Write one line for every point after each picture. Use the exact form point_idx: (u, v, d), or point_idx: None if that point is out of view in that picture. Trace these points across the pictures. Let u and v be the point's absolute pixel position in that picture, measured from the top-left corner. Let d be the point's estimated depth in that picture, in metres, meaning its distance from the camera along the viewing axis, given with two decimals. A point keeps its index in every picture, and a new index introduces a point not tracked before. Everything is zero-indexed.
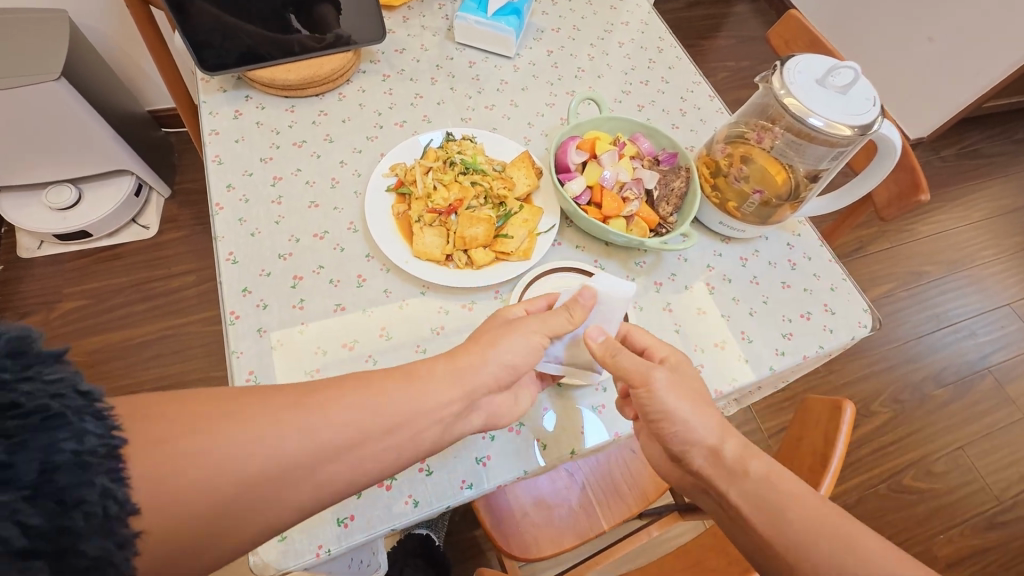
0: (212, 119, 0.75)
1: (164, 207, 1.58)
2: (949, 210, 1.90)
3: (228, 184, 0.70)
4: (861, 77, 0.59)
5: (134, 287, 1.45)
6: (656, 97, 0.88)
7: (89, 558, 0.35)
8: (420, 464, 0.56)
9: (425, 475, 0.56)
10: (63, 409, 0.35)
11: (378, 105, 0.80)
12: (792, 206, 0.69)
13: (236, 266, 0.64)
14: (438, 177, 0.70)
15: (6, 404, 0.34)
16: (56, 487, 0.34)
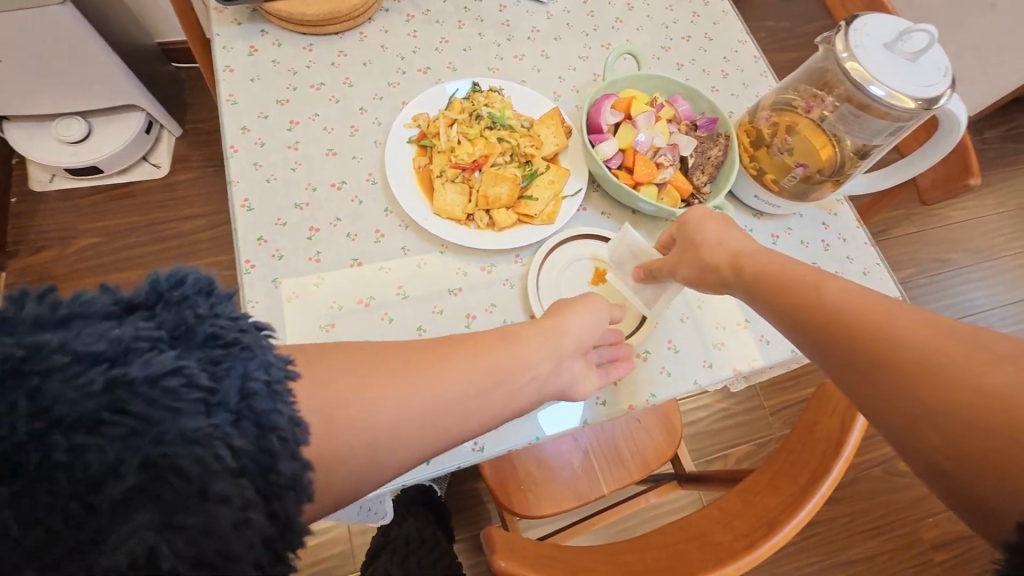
0: (225, 54, 0.70)
1: (174, 147, 1.54)
2: (984, 196, 1.82)
3: (243, 126, 0.66)
4: (935, 44, 0.54)
5: (146, 228, 1.44)
6: (697, 55, 0.82)
7: (287, 477, 0.34)
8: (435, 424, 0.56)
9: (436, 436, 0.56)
10: (237, 336, 0.35)
11: (401, 49, 0.75)
12: (835, 183, 0.65)
13: (251, 213, 0.62)
14: (462, 131, 0.67)
15: (204, 335, 0.34)
16: (253, 414, 0.34)
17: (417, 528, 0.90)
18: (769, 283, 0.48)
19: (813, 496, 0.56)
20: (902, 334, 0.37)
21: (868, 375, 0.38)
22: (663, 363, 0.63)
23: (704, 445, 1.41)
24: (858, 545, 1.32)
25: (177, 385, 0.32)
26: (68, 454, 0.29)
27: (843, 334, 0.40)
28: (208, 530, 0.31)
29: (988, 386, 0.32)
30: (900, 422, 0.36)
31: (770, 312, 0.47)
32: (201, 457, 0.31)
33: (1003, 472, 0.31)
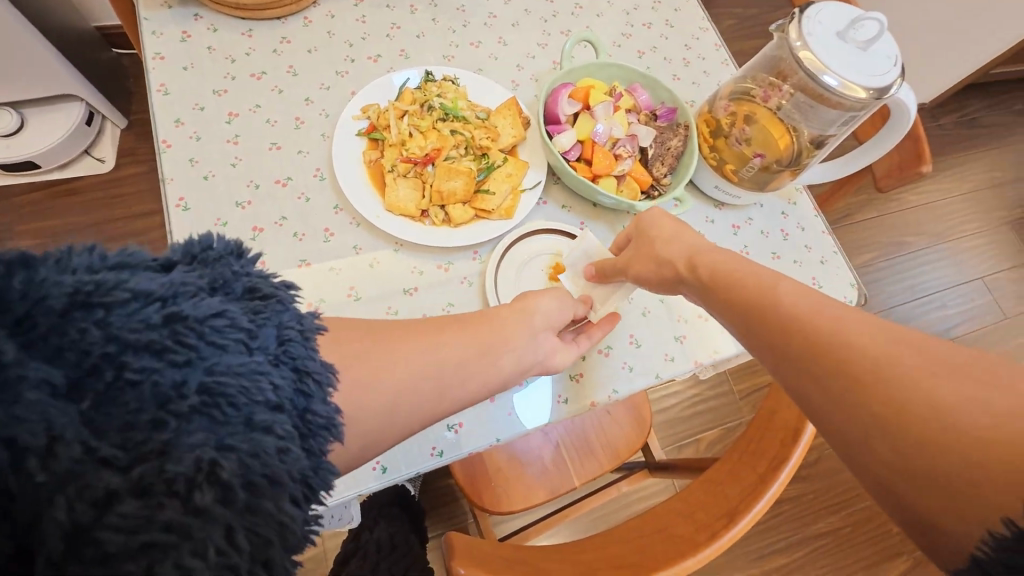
0: (155, 40, 0.65)
1: (120, 140, 1.45)
2: (938, 180, 1.88)
3: (177, 119, 0.62)
4: (886, 33, 0.54)
5: (92, 227, 1.35)
6: (658, 42, 0.80)
7: (323, 417, 0.34)
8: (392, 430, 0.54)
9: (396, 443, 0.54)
10: (274, 290, 0.36)
11: (349, 35, 0.71)
12: (793, 173, 0.65)
13: (187, 213, 0.58)
14: (414, 123, 0.64)
15: (242, 288, 0.35)
16: (293, 357, 0.34)
17: (388, 533, 0.87)
18: (727, 283, 0.47)
19: (771, 485, 0.56)
20: (857, 342, 0.37)
21: (821, 384, 0.38)
22: (625, 358, 0.62)
23: (676, 431, 1.43)
24: (822, 521, 1.37)
25: (228, 320, 0.32)
26: (138, 373, 0.28)
27: (800, 341, 0.40)
28: (262, 453, 0.30)
29: (936, 400, 0.33)
30: (851, 433, 0.36)
31: (726, 313, 0.47)
32: (252, 386, 0.31)
33: (946, 487, 0.31)
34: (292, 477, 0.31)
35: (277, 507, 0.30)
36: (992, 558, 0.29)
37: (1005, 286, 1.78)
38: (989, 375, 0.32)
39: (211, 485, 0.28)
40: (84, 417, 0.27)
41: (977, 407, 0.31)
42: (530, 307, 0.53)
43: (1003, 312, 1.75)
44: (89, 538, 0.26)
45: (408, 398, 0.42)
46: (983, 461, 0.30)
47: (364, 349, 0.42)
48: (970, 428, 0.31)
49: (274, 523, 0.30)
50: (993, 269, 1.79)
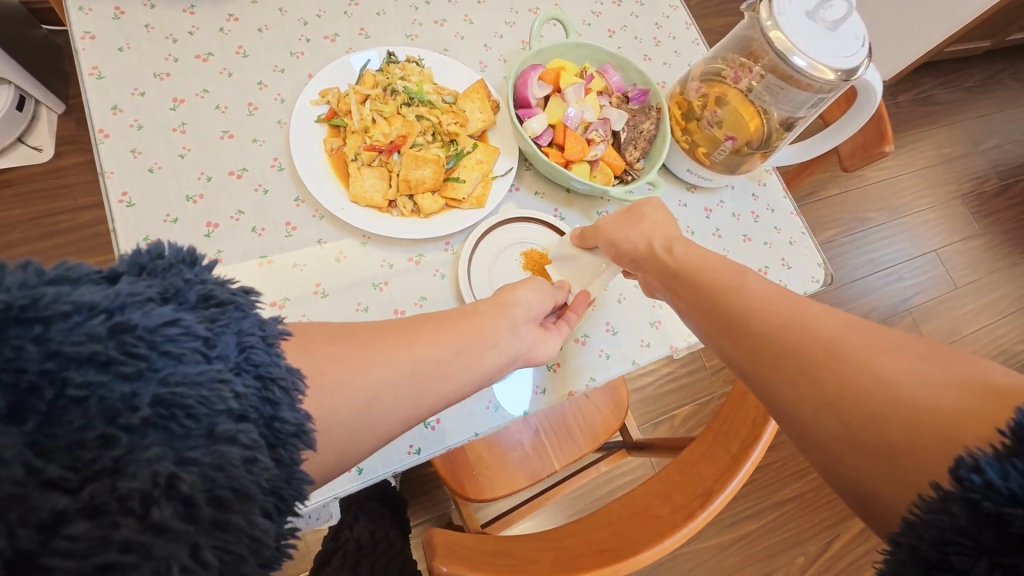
0: (81, 17, 0.59)
1: (58, 126, 1.34)
2: (897, 156, 1.95)
3: (113, 105, 0.57)
4: (853, 13, 0.54)
5: (33, 221, 1.26)
6: (628, 21, 0.78)
7: (292, 424, 0.33)
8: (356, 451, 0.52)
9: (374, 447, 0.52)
10: (231, 296, 0.34)
11: (303, 12, 0.66)
12: (762, 155, 0.65)
13: (131, 209, 0.54)
14: (376, 108, 0.61)
15: (196, 296, 0.33)
16: (256, 364, 0.32)
17: (368, 529, 0.88)
18: (692, 279, 0.49)
19: (743, 465, 0.58)
20: (812, 328, 0.39)
21: (779, 367, 0.40)
22: (601, 345, 0.62)
23: (652, 409, 1.47)
24: (789, 486, 1.44)
25: (183, 328, 0.30)
26: (82, 389, 0.26)
27: (760, 327, 0.42)
28: (227, 465, 0.28)
29: (882, 374, 0.35)
30: (804, 413, 0.37)
31: (693, 308, 0.48)
32: (212, 396, 0.29)
33: (891, 456, 0.33)
34: (261, 489, 0.30)
35: (247, 521, 0.29)
36: (923, 519, 0.28)
37: (956, 257, 1.87)
38: (930, 353, 0.35)
39: (172, 501, 0.26)
40: (27, 439, 0.25)
41: (918, 380, 0.34)
42: (512, 301, 0.52)
43: (953, 282, 1.84)
44: (36, 566, 0.24)
45: (382, 401, 0.40)
46: (922, 428, 0.32)
47: (330, 351, 0.40)
48: (914, 398, 0.33)
49: (245, 538, 0.29)
50: (945, 242, 1.88)
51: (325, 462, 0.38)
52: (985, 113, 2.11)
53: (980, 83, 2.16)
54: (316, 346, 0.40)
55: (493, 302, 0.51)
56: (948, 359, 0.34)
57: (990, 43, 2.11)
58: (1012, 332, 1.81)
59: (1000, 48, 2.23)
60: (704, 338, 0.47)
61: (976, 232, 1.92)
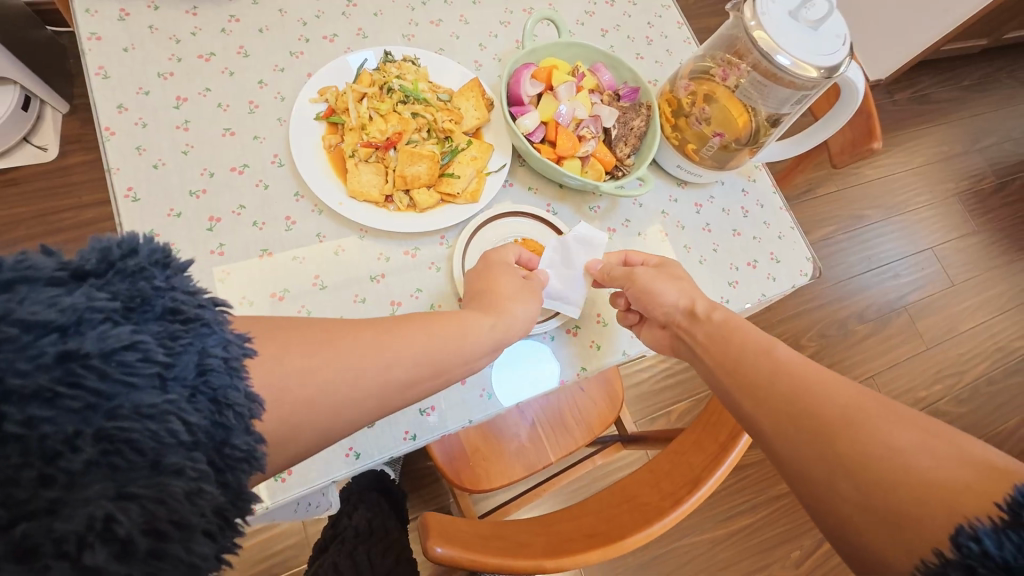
0: (88, 19, 0.61)
1: (62, 127, 1.36)
2: (894, 154, 1.96)
3: (119, 104, 0.59)
4: (835, 12, 0.55)
5: (40, 219, 1.28)
6: (620, 21, 0.80)
7: (242, 449, 0.34)
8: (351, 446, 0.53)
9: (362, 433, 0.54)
10: (197, 312, 0.34)
11: (302, 13, 0.68)
12: (751, 151, 0.67)
13: (137, 204, 0.55)
14: (373, 105, 0.62)
15: (161, 309, 0.33)
16: (213, 387, 0.33)
17: (366, 518, 0.89)
18: (715, 338, 0.52)
19: (731, 452, 0.59)
20: (826, 394, 0.42)
21: (798, 429, 0.42)
22: (592, 336, 0.64)
23: (650, 404, 1.48)
24: None
25: (141, 353, 0.30)
26: (22, 425, 0.27)
27: (783, 389, 0.44)
28: (168, 498, 0.30)
29: (899, 449, 0.36)
30: (817, 477, 0.39)
31: (714, 365, 0.51)
32: (161, 429, 0.30)
33: (902, 526, 0.34)
34: (203, 517, 0.31)
35: (185, 549, 0.30)
36: None
37: (953, 254, 1.89)
38: (941, 432, 0.37)
39: (107, 543, 0.28)
40: None
41: (929, 455, 0.35)
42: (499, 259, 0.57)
43: (950, 279, 1.85)
44: None
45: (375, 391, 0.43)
46: (931, 501, 0.33)
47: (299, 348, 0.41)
48: (924, 471, 0.35)
49: (183, 564, 0.30)
50: (942, 240, 1.90)
51: (314, 452, 0.40)
52: (982, 111, 2.12)
53: (977, 81, 2.18)
54: (304, 340, 0.41)
55: (487, 262, 0.57)
56: (959, 438, 0.36)
57: (986, 42, 2.12)
58: (1009, 328, 1.82)
59: (996, 46, 2.24)
60: (721, 398, 0.50)
61: (973, 230, 1.94)
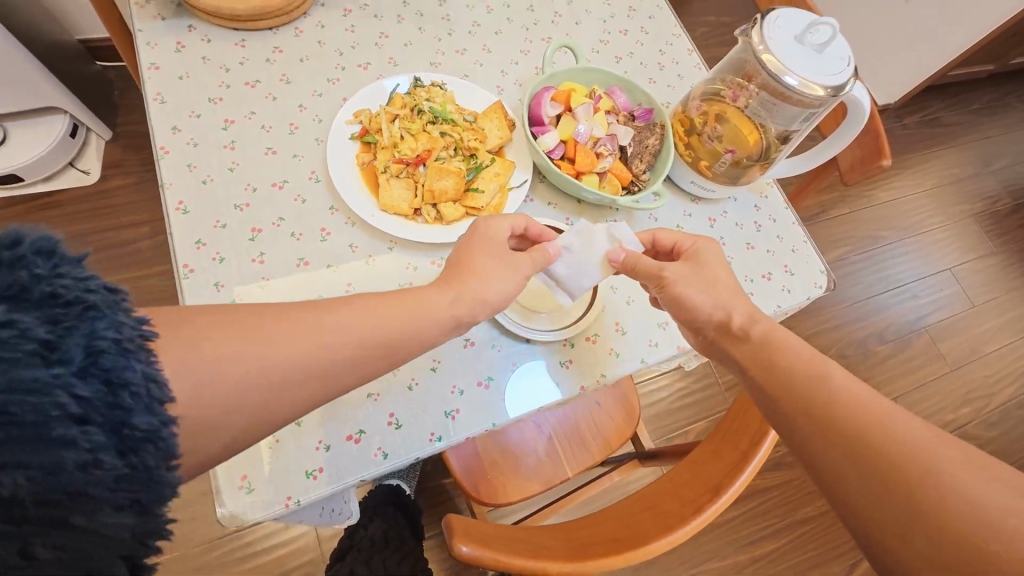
0: (149, 51, 0.67)
1: (104, 152, 1.45)
2: (906, 176, 1.97)
3: (174, 126, 0.64)
4: (839, 35, 0.59)
5: (80, 237, 1.36)
6: (634, 48, 0.85)
7: (143, 431, 0.36)
8: (378, 448, 0.55)
9: (336, 405, 0.55)
10: (86, 296, 0.36)
11: (339, 44, 0.74)
12: (762, 167, 0.70)
13: (187, 216, 0.60)
14: (405, 126, 0.67)
15: (40, 293, 0.34)
16: (102, 369, 0.35)
17: (381, 529, 0.89)
18: (766, 359, 0.50)
19: (752, 459, 0.59)
20: (884, 424, 0.42)
21: (864, 471, 0.41)
22: (611, 344, 0.65)
23: (665, 424, 1.47)
24: (809, 505, 1.41)
25: (19, 332, 0.33)
26: None
27: (846, 427, 0.43)
28: (60, 470, 0.33)
29: (978, 505, 0.37)
30: (862, 502, 0.41)
31: (767, 388, 0.49)
32: (45, 404, 0.33)
33: None
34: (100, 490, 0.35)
35: (88, 519, 0.35)
36: None
37: (972, 275, 1.87)
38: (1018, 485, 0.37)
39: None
40: None
41: (990, 498, 0.37)
42: (493, 234, 0.56)
43: (971, 300, 1.83)
44: None
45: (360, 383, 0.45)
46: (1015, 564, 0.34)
47: (346, 355, 0.46)
48: (1004, 530, 0.35)
49: (88, 537, 0.35)
50: (961, 260, 1.88)
51: None
52: (992, 134, 2.14)
53: (986, 105, 2.20)
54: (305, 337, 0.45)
55: (473, 238, 0.55)
56: None
57: (993, 67, 2.16)
58: None
59: (1004, 72, 2.28)
60: (757, 405, 0.50)
61: (993, 251, 1.92)
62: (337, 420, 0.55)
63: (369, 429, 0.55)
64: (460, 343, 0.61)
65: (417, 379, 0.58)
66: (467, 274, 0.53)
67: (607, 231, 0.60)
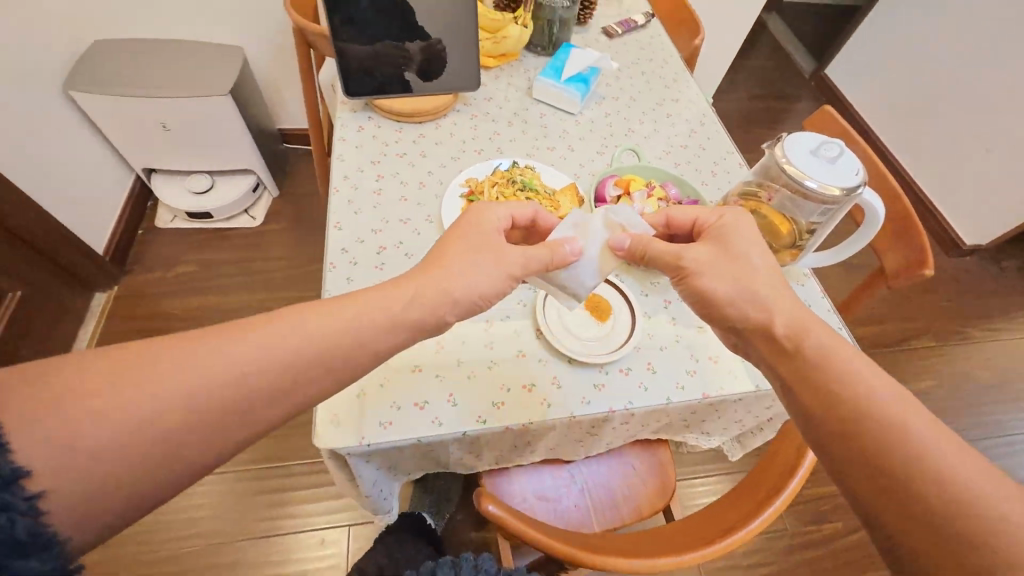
0: (342, 129, 0.99)
1: (270, 204, 1.92)
2: (1006, 320, 1.87)
3: (345, 175, 0.92)
4: (847, 151, 0.73)
5: (235, 263, 1.77)
6: (691, 158, 1.05)
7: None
8: (434, 418, 0.68)
9: (412, 372, 0.71)
10: None
11: (465, 136, 1.02)
12: (793, 252, 0.83)
13: (339, 232, 0.85)
14: (501, 191, 0.90)
15: None
16: None
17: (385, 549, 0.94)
18: (833, 380, 0.51)
19: (765, 509, 0.62)
20: (902, 428, 0.46)
21: (916, 508, 0.43)
22: (641, 379, 0.75)
23: None
24: None
25: None
26: None
27: (905, 463, 0.44)
28: None
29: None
30: (869, 500, 0.46)
31: (829, 411, 0.50)
32: None
33: None
34: None
35: None
36: None
37: None
38: None
39: None
40: None
41: (989, 501, 0.41)
42: (487, 220, 0.67)
43: None
44: None
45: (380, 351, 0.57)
46: None
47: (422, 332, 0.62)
48: None
49: None
50: None
51: None
52: None
53: None
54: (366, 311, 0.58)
55: (478, 219, 0.67)
56: None
57: None
58: None
59: None
60: (813, 423, 0.51)
61: None
62: (409, 389, 0.69)
63: (431, 401, 0.69)
64: (515, 355, 0.75)
65: (475, 373, 0.72)
66: (479, 246, 0.64)
67: (609, 223, 0.68)
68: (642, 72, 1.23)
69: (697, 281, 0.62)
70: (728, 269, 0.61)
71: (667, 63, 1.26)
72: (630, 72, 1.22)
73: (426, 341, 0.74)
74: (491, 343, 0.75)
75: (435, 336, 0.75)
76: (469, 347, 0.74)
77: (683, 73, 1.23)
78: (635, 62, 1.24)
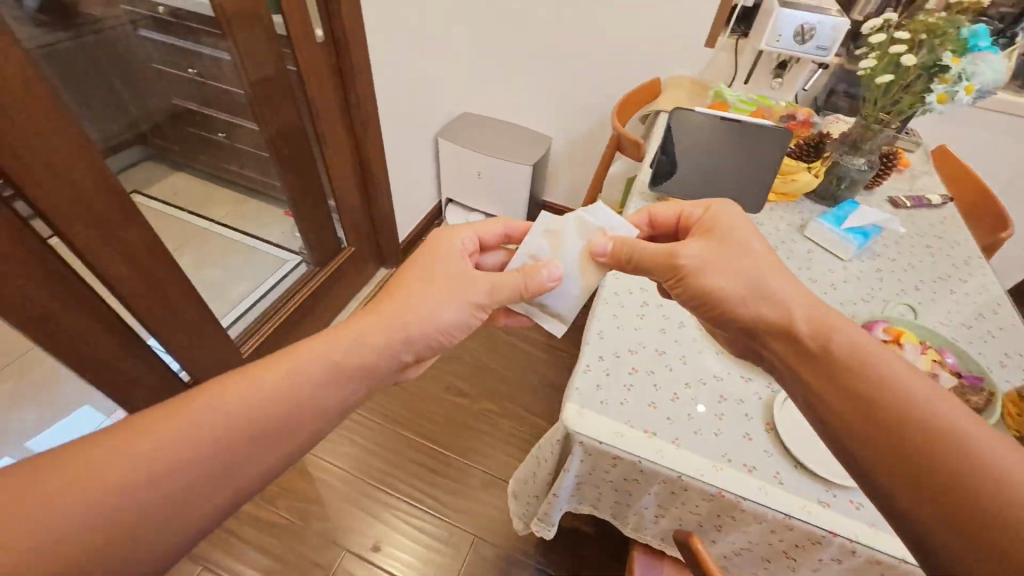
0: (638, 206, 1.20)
1: None
2: None
3: None
4: None
5: None
6: (975, 339, 0.99)
7: None
8: (658, 450, 0.76)
9: (620, 404, 0.81)
10: None
11: None
12: None
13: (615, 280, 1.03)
14: None
15: None
16: None
17: None
18: (845, 368, 0.49)
19: None
20: (947, 439, 0.42)
21: (974, 516, 0.39)
22: (872, 518, 0.71)
23: None
24: None
25: None
26: None
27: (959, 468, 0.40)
28: None
29: None
30: (926, 514, 0.41)
31: (858, 414, 0.47)
32: None
33: None
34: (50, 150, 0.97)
35: None
36: None
37: None
38: None
39: None
40: None
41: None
42: (451, 241, 0.72)
43: None
44: None
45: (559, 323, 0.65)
46: None
47: None
48: None
49: None
50: None
51: None
52: None
53: None
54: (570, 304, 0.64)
55: (434, 241, 0.72)
56: None
57: None
58: None
59: None
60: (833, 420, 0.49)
61: None
62: (643, 418, 0.80)
63: (659, 436, 0.78)
64: (741, 436, 0.80)
65: (701, 432, 0.80)
66: (430, 262, 0.69)
67: (562, 222, 0.70)
68: (928, 244, 1.22)
69: (698, 279, 0.61)
70: (724, 261, 0.60)
71: (959, 244, 1.23)
72: (913, 241, 1.22)
73: (663, 388, 0.85)
74: (721, 416, 0.82)
75: (672, 388, 0.85)
76: (700, 409, 0.83)
77: (978, 258, 1.18)
78: (921, 234, 1.25)
